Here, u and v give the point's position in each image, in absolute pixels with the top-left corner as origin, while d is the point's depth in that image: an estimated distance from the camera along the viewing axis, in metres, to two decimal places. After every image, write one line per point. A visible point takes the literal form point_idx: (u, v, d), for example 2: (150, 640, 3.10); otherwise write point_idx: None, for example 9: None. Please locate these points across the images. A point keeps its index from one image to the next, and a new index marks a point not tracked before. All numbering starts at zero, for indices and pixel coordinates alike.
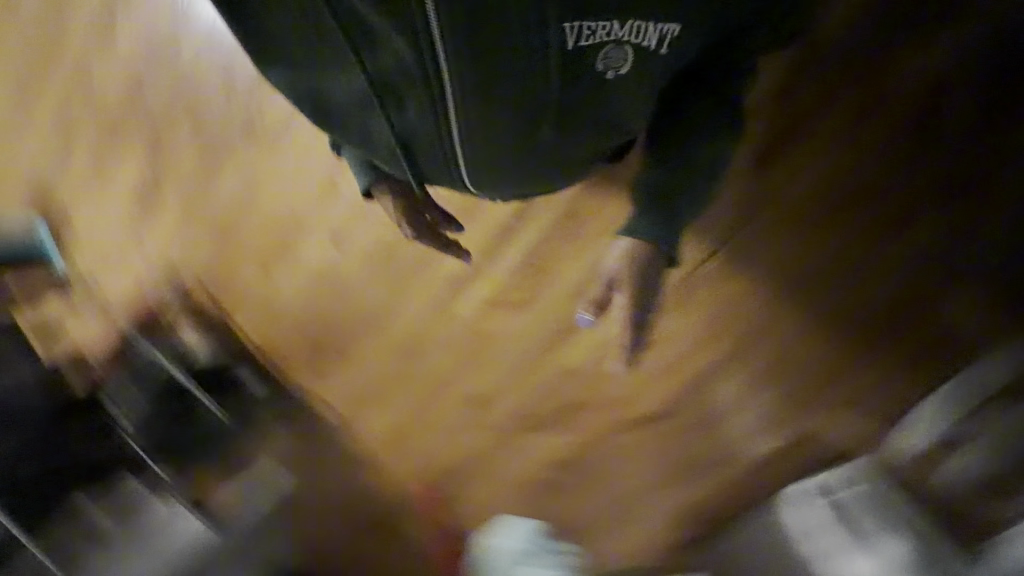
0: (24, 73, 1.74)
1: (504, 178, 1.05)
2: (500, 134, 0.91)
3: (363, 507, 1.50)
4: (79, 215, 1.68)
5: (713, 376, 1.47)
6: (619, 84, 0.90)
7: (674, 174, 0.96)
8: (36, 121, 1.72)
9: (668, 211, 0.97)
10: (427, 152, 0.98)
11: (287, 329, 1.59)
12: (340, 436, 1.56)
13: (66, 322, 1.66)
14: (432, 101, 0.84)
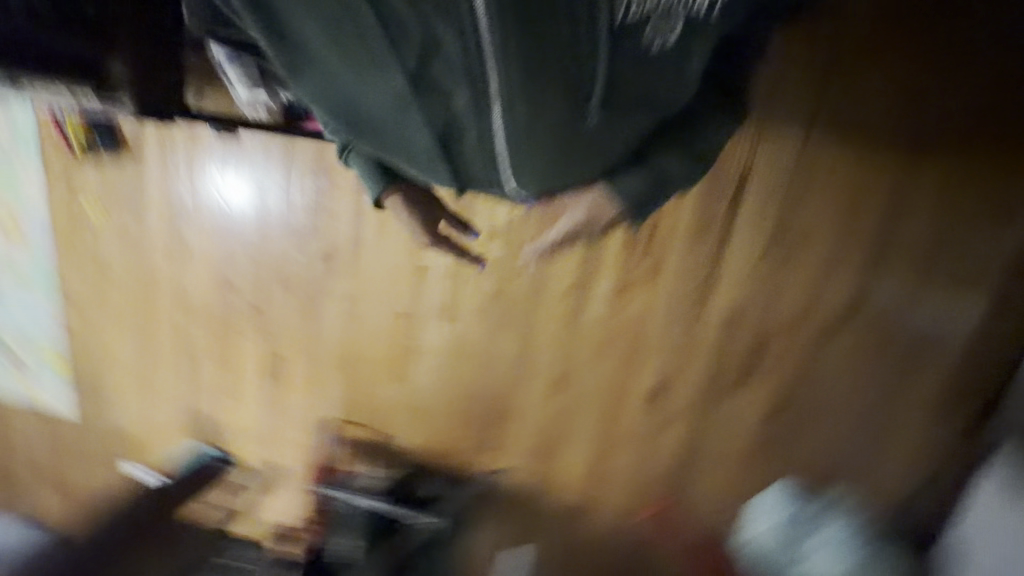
0: (99, 313, 1.78)
1: (545, 182, 0.84)
2: (547, 111, 0.78)
3: (600, 542, 1.55)
4: (223, 410, 1.76)
5: (880, 266, 1.30)
6: (663, 61, 0.79)
7: (663, 161, 0.85)
8: (137, 348, 1.78)
9: (658, 182, 0.85)
10: (466, 147, 0.84)
11: (449, 421, 1.59)
12: (547, 490, 1.56)
13: (263, 501, 1.76)
14: (479, 70, 0.77)
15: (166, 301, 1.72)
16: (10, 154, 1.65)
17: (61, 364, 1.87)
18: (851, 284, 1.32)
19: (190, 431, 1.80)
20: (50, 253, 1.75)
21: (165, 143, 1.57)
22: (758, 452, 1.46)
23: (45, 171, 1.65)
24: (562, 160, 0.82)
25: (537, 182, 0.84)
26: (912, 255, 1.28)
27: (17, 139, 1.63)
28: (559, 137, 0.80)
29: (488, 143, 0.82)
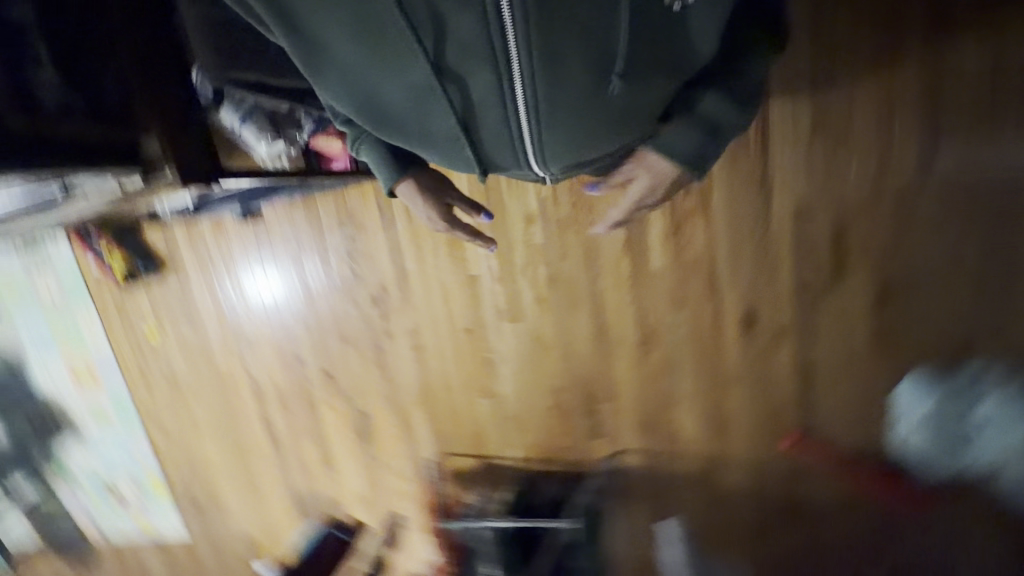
0: (182, 425, 1.81)
1: (572, 155, 0.81)
2: (571, 89, 0.73)
3: (736, 490, 1.49)
4: (324, 480, 1.75)
5: (939, 123, 1.22)
6: (689, 21, 0.70)
7: (705, 117, 0.78)
8: (228, 447, 1.80)
9: (714, 135, 0.80)
10: (488, 135, 0.79)
11: (545, 419, 1.55)
12: (666, 454, 1.51)
13: (390, 554, 1.75)
14: (499, 50, 0.70)
15: (239, 395, 1.74)
16: (63, 305, 1.71)
17: (160, 487, 1.90)
18: (915, 150, 1.24)
19: (299, 512, 1.80)
20: (123, 384, 1.80)
21: (196, 245, 1.61)
22: (870, 353, 1.38)
23: (99, 309, 1.72)
24: (591, 130, 0.78)
25: (564, 156, 0.81)
26: (971, 110, 1.20)
27: (66, 289, 1.69)
28: (586, 109, 0.75)
29: (511, 129, 0.77)
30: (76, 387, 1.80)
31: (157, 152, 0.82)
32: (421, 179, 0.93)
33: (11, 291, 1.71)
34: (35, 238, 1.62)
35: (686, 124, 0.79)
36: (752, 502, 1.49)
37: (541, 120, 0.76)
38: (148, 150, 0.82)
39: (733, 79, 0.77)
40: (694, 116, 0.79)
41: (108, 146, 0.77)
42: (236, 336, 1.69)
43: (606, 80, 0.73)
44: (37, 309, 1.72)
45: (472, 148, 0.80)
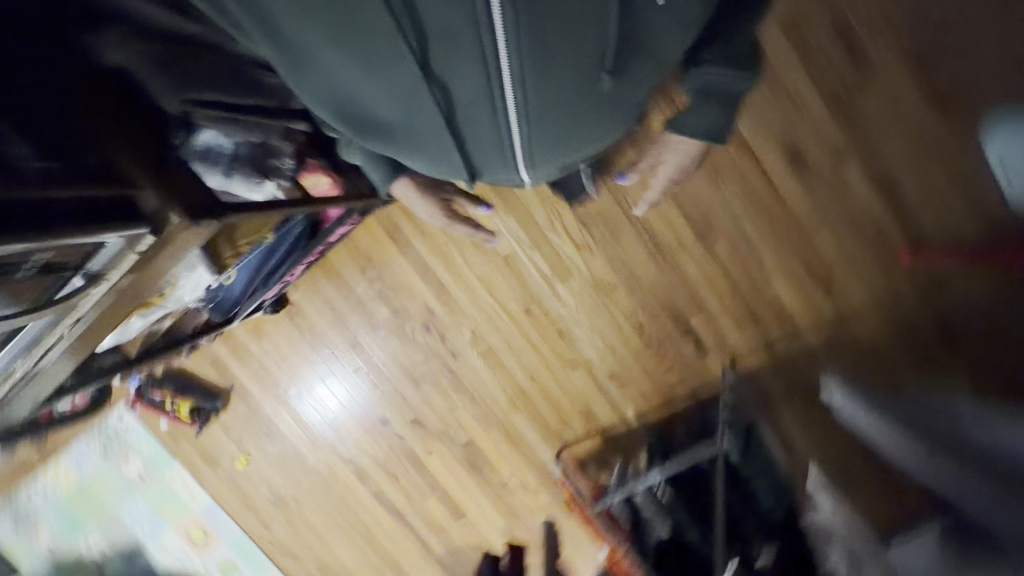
0: (304, 540, 1.75)
1: (559, 146, 0.82)
2: (562, 88, 0.71)
3: (881, 337, 1.34)
4: (460, 530, 1.66)
5: None
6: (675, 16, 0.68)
7: (716, 93, 0.80)
8: (355, 541, 1.72)
9: (733, 104, 0.81)
10: (476, 139, 0.78)
11: (644, 361, 1.46)
12: (781, 336, 1.39)
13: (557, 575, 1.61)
14: (489, 55, 0.64)
15: (346, 486, 1.68)
16: (152, 477, 1.71)
17: None
18: None
19: (450, 574, 1.70)
20: (237, 527, 1.75)
21: (248, 360, 1.60)
22: (937, 131, 1.26)
23: (187, 463, 1.71)
24: (578, 115, 0.77)
25: (551, 149, 0.82)
26: None
27: (148, 460, 1.70)
28: (576, 100, 0.74)
29: (503, 133, 0.76)
30: (191, 551, 1.77)
31: (154, 202, 0.69)
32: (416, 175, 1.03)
33: (102, 486, 1.73)
34: (103, 425, 1.67)
35: (698, 106, 0.82)
36: (904, 341, 1.32)
37: (530, 118, 0.74)
38: (147, 203, 0.68)
39: (736, 44, 0.76)
40: (704, 94, 0.80)
41: (104, 205, 0.64)
42: (318, 430, 1.64)
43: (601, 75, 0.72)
44: (131, 491, 1.72)
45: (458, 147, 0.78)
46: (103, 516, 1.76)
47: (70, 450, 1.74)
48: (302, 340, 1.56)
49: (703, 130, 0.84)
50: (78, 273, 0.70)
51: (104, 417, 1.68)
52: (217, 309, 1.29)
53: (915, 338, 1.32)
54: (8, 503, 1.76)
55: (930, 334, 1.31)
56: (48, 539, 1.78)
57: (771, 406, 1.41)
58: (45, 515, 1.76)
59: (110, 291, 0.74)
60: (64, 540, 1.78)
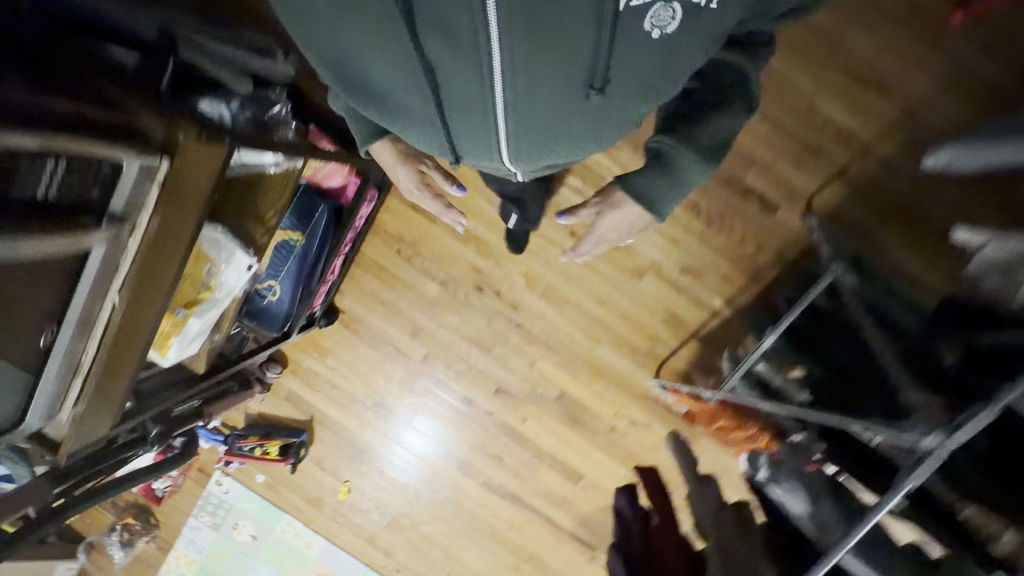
0: (428, 557, 1.65)
1: (538, 148, 0.77)
2: (543, 97, 0.67)
3: (956, 116, 1.20)
4: (582, 493, 1.53)
5: None
6: (673, 53, 0.62)
7: (653, 181, 0.75)
8: (479, 541, 1.62)
9: (676, 185, 0.75)
10: (459, 123, 0.74)
11: (711, 244, 1.34)
12: (848, 160, 1.26)
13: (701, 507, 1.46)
14: (480, 31, 0.59)
15: (453, 486, 1.59)
16: (264, 535, 1.70)
17: None
18: None
19: (588, 542, 1.57)
20: (359, 563, 1.68)
21: (320, 387, 1.57)
22: None
23: (294, 510, 1.68)
24: (556, 122, 0.71)
25: (529, 150, 0.77)
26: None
27: (256, 520, 1.69)
28: (556, 116, 0.70)
29: (489, 120, 0.72)
30: None
31: (161, 131, 0.60)
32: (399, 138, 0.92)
33: (222, 560, 1.73)
34: (206, 497, 1.70)
35: (644, 170, 0.76)
36: (982, 109, 1.19)
37: (512, 111, 0.69)
38: (149, 129, 0.59)
39: (694, 133, 0.71)
40: (647, 171, 0.75)
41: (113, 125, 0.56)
42: (407, 436, 1.58)
43: (586, 88, 0.65)
44: (249, 557, 1.71)
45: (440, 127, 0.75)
46: None
47: (183, 533, 1.75)
48: (363, 347, 1.53)
49: (642, 197, 0.76)
50: (102, 217, 0.61)
51: (206, 487, 1.70)
52: (268, 324, 1.30)
53: (992, 100, 1.18)
54: None
55: (1006, 89, 1.18)
56: None
57: (865, 234, 1.26)
58: None
59: (143, 242, 0.64)
60: None
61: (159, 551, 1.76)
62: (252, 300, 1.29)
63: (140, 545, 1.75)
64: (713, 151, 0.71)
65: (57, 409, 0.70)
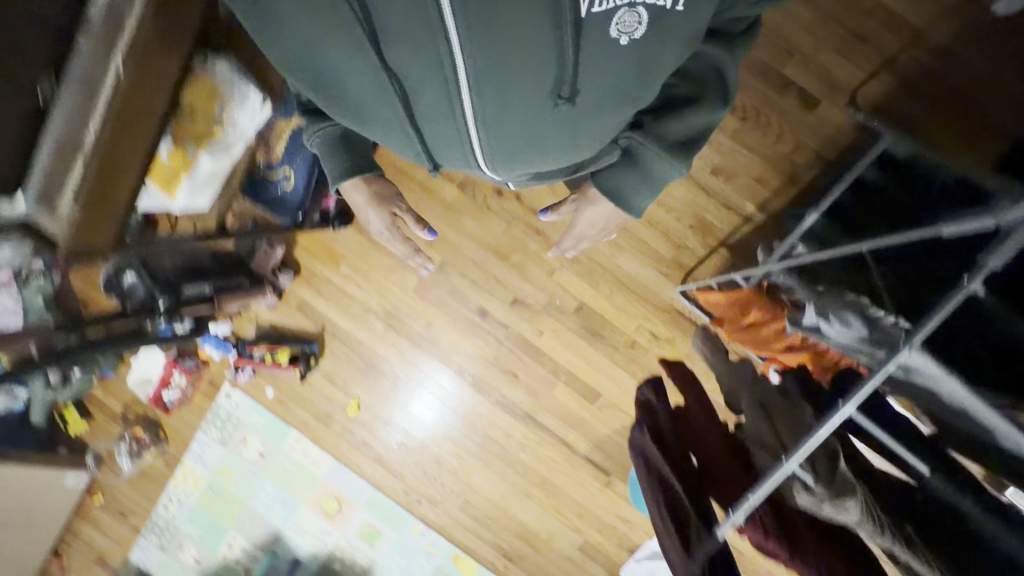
0: (436, 480, 1.61)
1: (518, 157, 0.80)
2: (516, 104, 0.69)
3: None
4: (598, 414, 1.47)
5: None
6: (639, 58, 0.66)
7: (625, 177, 0.84)
8: (488, 464, 1.57)
9: (648, 182, 0.83)
10: (438, 133, 0.77)
11: (746, 144, 1.26)
12: (900, 50, 1.18)
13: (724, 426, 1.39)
14: (443, 56, 0.63)
15: (463, 405, 1.54)
16: (271, 452, 1.68)
17: (469, 567, 1.64)
18: None
19: (601, 467, 1.51)
20: (366, 483, 1.65)
21: (332, 296, 1.54)
22: None
23: (302, 427, 1.65)
24: (534, 129, 0.75)
25: (508, 159, 0.81)
26: None
27: (264, 436, 1.67)
28: (530, 120, 0.73)
29: (462, 129, 0.74)
30: (330, 521, 1.70)
31: None
32: (368, 177, 0.94)
33: (229, 478, 1.72)
34: (215, 410, 1.68)
35: (616, 166, 0.84)
36: None
37: (486, 122, 0.72)
38: None
39: (661, 129, 0.77)
40: (618, 169, 0.84)
41: None
42: (418, 351, 1.53)
43: (554, 98, 0.69)
44: (256, 475, 1.70)
45: (420, 135, 0.78)
46: (236, 511, 1.75)
47: (191, 449, 1.74)
48: (377, 254, 1.49)
49: (610, 191, 0.85)
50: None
51: (215, 401, 1.67)
52: (282, 213, 1.28)
53: None
54: (151, 524, 1.82)
55: None
56: (195, 551, 1.81)
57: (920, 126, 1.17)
58: (185, 525, 1.80)
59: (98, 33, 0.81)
60: (210, 549, 1.80)
61: (167, 466, 1.76)
62: (265, 189, 1.27)
63: (148, 458, 1.74)
64: (678, 148, 0.78)
65: (58, 199, 0.82)
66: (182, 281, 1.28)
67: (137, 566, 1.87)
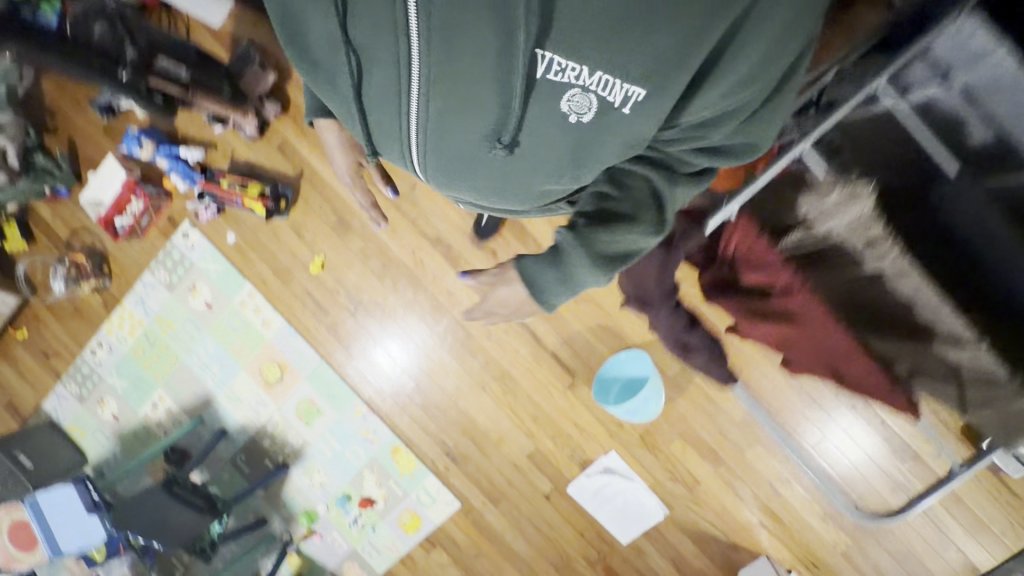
0: (391, 361, 1.51)
1: (450, 174, 0.81)
2: (457, 129, 0.72)
3: None
4: (575, 308, 1.39)
5: None
6: (591, 135, 0.68)
7: (544, 271, 0.79)
8: (450, 351, 1.47)
9: (567, 282, 0.79)
10: (383, 127, 0.78)
11: None
12: None
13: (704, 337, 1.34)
14: (404, 58, 0.65)
15: (435, 281, 1.45)
16: (219, 304, 1.56)
17: (407, 462, 1.53)
18: None
19: (568, 369, 1.42)
20: (315, 355, 1.54)
21: (319, 141, 1.46)
22: None
23: (258, 282, 1.53)
24: (466, 165, 0.77)
25: (443, 174, 0.82)
26: None
27: (215, 285, 1.55)
28: (462, 148, 0.75)
29: (403, 134, 0.77)
30: (269, 391, 1.57)
31: None
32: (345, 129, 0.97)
33: (168, 328, 1.60)
34: (169, 250, 1.56)
35: (540, 258, 0.80)
36: None
37: (428, 134, 0.74)
38: None
39: (593, 236, 0.75)
40: (540, 261, 0.80)
41: None
42: (400, 216, 1.45)
43: (493, 141, 0.71)
44: (197, 328, 1.58)
45: (368, 128, 0.79)
46: (169, 366, 1.62)
47: (133, 290, 1.61)
48: None
49: (530, 280, 0.81)
50: None
51: (170, 239, 1.55)
52: None
53: None
54: (74, 370, 1.68)
55: None
56: (116, 407, 1.66)
57: None
58: (111, 375, 1.66)
59: None
60: (132, 407, 1.66)
61: (104, 306, 1.63)
62: None
63: (84, 291, 1.61)
64: (602, 254, 0.75)
65: None
66: (158, 51, 1.23)
67: (49, 415, 1.71)
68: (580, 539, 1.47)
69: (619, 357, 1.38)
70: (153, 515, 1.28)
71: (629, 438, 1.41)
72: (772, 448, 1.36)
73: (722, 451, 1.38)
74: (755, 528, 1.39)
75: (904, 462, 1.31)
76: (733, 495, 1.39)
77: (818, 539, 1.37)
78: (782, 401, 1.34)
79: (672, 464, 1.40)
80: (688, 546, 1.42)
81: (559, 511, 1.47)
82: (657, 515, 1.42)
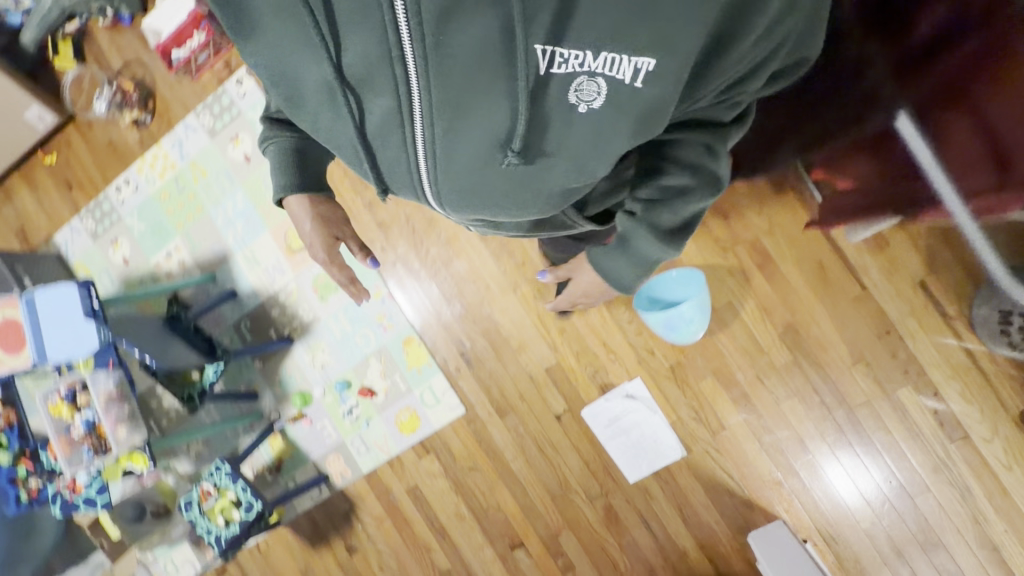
0: (422, 245, 1.44)
1: (466, 200, 0.70)
2: (466, 145, 0.61)
3: None
4: None
5: None
6: (605, 129, 0.60)
7: (617, 261, 0.79)
8: (487, 245, 1.41)
9: (646, 264, 0.79)
10: (391, 161, 0.68)
11: None
12: None
13: (759, 271, 1.26)
14: (402, 86, 0.56)
15: None
16: (258, 159, 1.50)
17: (418, 355, 1.44)
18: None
19: None
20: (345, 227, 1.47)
21: None
22: None
23: None
24: (495, 188, 0.68)
25: (463, 203, 0.71)
26: None
27: (258, 139, 1.49)
28: (476, 166, 0.64)
29: (413, 166, 0.66)
30: (289, 258, 1.50)
31: None
32: (314, 197, 0.87)
33: (200, 176, 1.54)
34: (218, 95, 1.51)
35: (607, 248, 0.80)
36: None
37: (439, 160, 0.64)
38: None
39: (657, 216, 0.73)
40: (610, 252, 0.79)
41: None
42: None
43: (504, 151, 0.61)
44: (230, 180, 1.52)
45: (376, 166, 0.69)
46: (191, 216, 1.55)
47: (172, 132, 1.55)
48: None
49: (606, 271, 0.81)
50: None
51: (222, 84, 1.51)
52: None
53: None
54: (94, 205, 1.62)
55: None
56: (128, 250, 1.60)
57: None
58: (131, 217, 1.59)
59: None
60: (144, 253, 1.59)
61: (139, 144, 1.58)
62: None
63: (125, 125, 1.57)
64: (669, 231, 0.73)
65: None
66: None
67: (57, 248, 1.65)
68: (584, 468, 1.38)
69: (667, 275, 1.27)
70: (159, 341, 1.23)
71: (658, 367, 1.32)
72: (812, 404, 1.26)
73: (755, 398, 1.29)
74: (776, 489, 1.29)
75: (952, 440, 1.21)
76: (757, 447, 1.29)
77: (841, 511, 1.27)
78: (832, 355, 1.25)
79: (699, 403, 1.31)
80: (698, 495, 1.33)
81: (568, 435, 1.38)
82: (672, 455, 1.32)
